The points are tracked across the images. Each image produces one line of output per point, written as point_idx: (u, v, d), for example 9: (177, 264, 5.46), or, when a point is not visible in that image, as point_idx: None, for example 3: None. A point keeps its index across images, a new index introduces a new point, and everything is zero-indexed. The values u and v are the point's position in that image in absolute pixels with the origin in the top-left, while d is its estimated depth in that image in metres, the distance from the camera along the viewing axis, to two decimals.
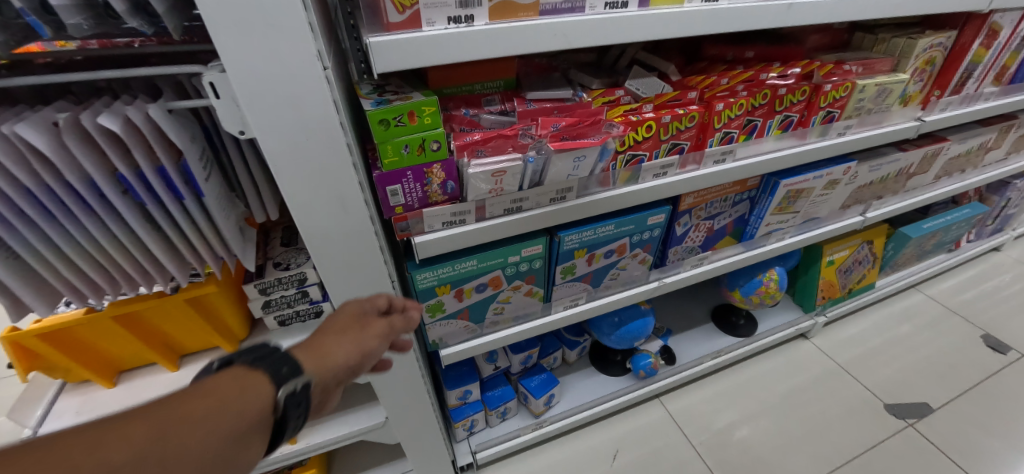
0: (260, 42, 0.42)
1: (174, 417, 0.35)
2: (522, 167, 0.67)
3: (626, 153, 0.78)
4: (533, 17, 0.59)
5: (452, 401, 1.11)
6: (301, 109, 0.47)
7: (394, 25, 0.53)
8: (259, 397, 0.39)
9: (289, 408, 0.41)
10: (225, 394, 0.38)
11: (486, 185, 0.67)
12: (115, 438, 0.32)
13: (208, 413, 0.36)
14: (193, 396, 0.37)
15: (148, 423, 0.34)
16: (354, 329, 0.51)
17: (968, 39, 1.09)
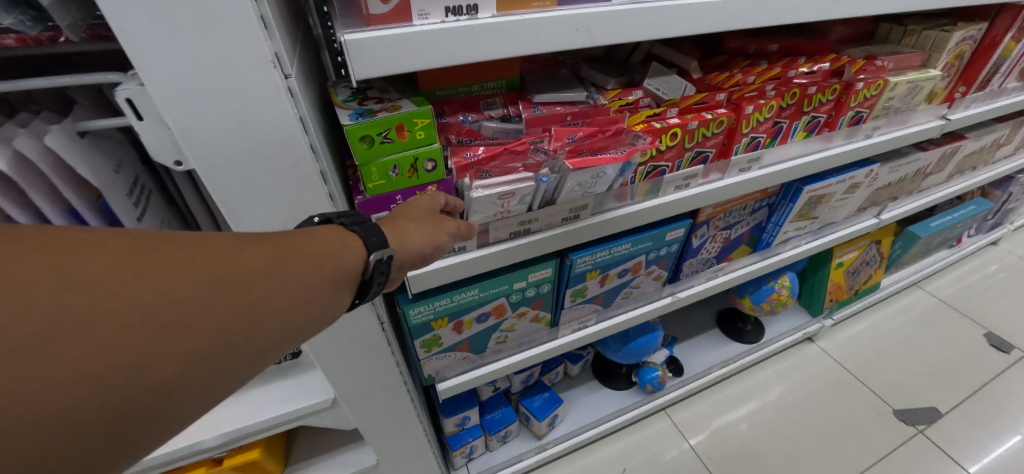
0: (191, 46, 0.31)
1: (284, 254, 0.34)
2: (532, 188, 0.57)
3: (647, 164, 0.68)
4: (549, 7, 0.48)
5: (449, 429, 1.02)
6: (255, 132, 0.37)
7: (376, 17, 0.41)
8: (353, 257, 0.39)
9: (376, 274, 0.41)
10: (325, 243, 0.38)
11: (491, 209, 0.57)
12: (236, 255, 0.31)
13: (311, 255, 0.36)
14: (296, 239, 0.36)
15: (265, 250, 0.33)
16: (428, 218, 0.49)
17: (998, 32, 1.02)
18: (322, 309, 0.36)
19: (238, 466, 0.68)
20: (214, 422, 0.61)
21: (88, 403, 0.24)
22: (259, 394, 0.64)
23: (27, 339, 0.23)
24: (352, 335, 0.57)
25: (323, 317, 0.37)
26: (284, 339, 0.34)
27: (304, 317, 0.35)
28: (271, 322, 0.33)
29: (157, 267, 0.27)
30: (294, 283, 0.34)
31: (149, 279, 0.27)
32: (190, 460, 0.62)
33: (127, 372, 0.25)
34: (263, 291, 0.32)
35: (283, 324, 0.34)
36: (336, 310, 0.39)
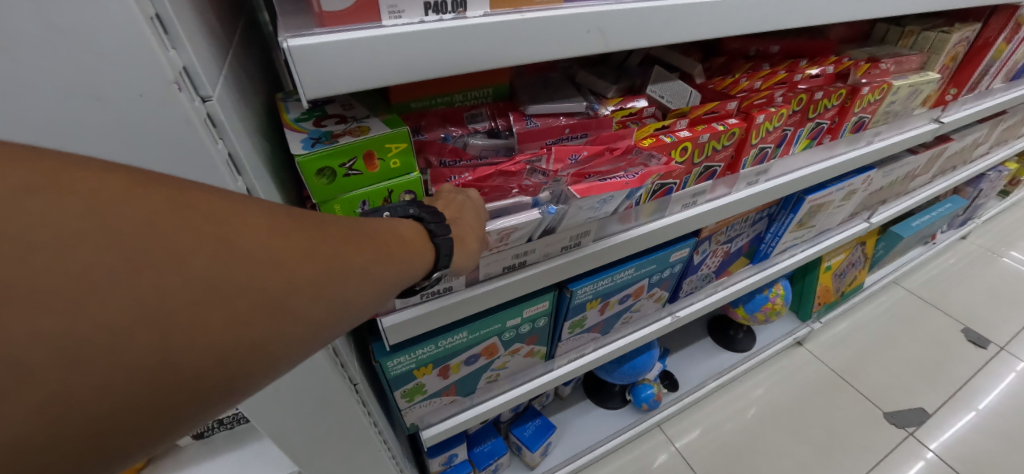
0: (48, 61, 0.21)
1: (380, 251, 0.30)
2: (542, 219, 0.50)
3: (655, 183, 0.60)
4: (554, 5, 0.39)
5: (434, 469, 0.92)
6: (160, 176, 0.27)
7: (332, 17, 0.32)
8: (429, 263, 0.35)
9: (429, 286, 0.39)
10: (411, 245, 0.33)
11: (490, 245, 0.50)
12: (341, 247, 0.27)
13: (401, 255, 0.32)
14: (384, 232, 0.32)
15: (364, 242, 0.29)
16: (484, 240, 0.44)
17: (992, 34, 0.99)
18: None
19: None
20: None
21: (172, 396, 0.20)
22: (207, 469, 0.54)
23: (145, 322, 0.19)
24: (318, 402, 0.47)
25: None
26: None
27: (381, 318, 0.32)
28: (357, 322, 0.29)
29: (276, 252, 0.24)
30: (384, 289, 0.30)
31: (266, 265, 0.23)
32: None
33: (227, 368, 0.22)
34: (361, 294, 0.28)
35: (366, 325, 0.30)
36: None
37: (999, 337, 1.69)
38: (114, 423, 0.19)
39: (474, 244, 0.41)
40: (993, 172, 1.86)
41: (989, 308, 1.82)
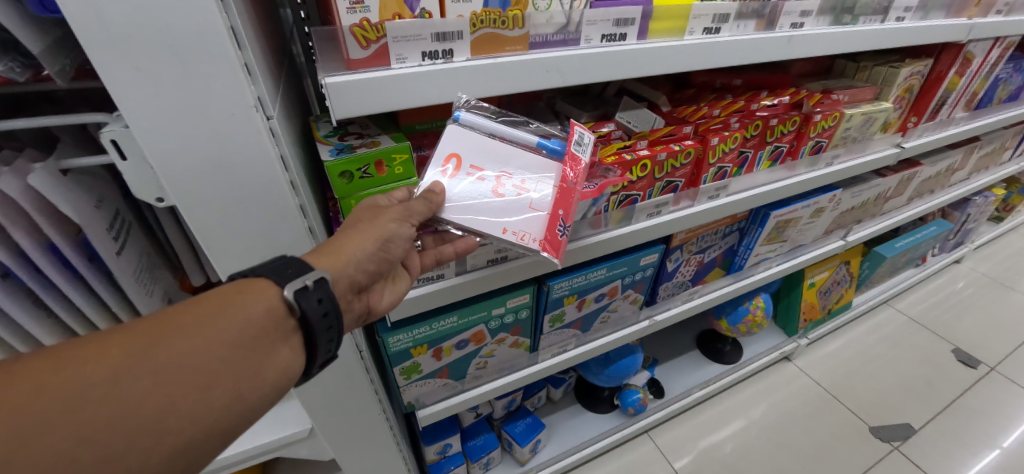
0: (179, 93, 0.34)
1: (174, 337, 0.34)
2: (471, 123, 0.55)
3: (619, 193, 0.71)
4: (521, 51, 0.51)
5: (430, 457, 1.01)
6: (235, 170, 0.38)
7: (356, 62, 0.44)
8: (260, 298, 0.38)
9: (308, 307, 0.39)
10: (256, 299, 0.38)
11: (479, 186, 0.54)
12: (174, 350, 0.34)
13: (223, 320, 0.36)
14: (231, 300, 0.37)
15: (173, 334, 0.34)
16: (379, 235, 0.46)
17: (943, 68, 1.10)
18: (257, 371, 0.37)
19: None
20: None
21: None
22: None
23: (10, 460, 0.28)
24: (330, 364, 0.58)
25: (264, 373, 0.38)
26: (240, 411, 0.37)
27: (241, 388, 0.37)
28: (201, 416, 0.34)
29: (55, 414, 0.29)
30: (201, 372, 0.34)
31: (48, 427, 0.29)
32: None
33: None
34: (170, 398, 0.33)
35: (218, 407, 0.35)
36: (278, 365, 0.39)
37: (989, 358, 1.72)
38: None
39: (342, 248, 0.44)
40: (979, 197, 1.93)
41: (980, 329, 1.85)
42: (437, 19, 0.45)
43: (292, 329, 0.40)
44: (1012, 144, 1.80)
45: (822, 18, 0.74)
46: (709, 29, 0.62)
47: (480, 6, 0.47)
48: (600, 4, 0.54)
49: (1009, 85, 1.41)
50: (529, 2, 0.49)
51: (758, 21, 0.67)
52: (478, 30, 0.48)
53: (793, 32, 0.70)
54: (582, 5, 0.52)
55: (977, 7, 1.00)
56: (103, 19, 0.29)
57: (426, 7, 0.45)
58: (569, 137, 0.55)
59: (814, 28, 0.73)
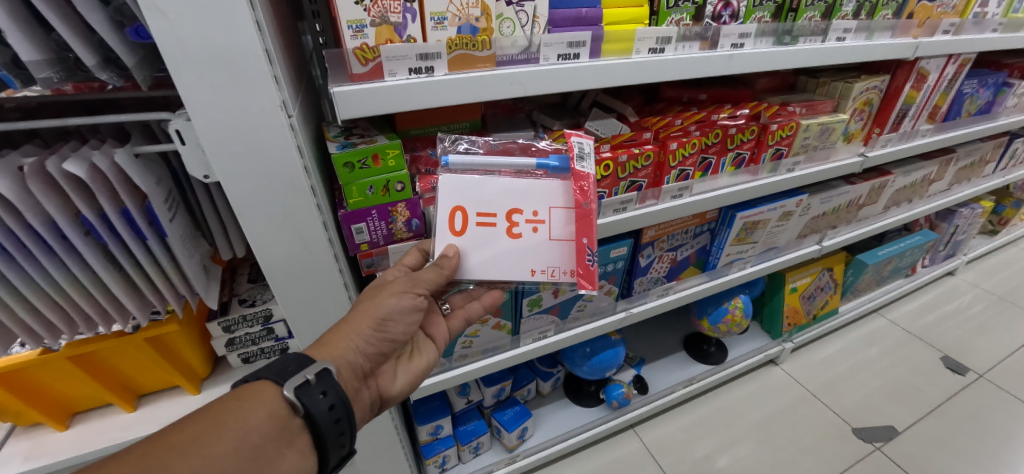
0: (227, 96, 0.46)
1: (192, 448, 0.43)
2: (469, 170, 0.64)
3: None
4: (490, 68, 0.63)
5: (423, 438, 1.09)
6: (265, 154, 0.51)
7: (357, 75, 0.56)
8: (267, 401, 0.49)
9: (312, 399, 0.50)
10: (255, 402, 0.49)
11: (493, 235, 0.65)
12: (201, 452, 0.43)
13: (235, 422, 0.46)
14: (234, 408, 0.47)
15: (197, 439, 0.44)
16: (377, 316, 0.60)
17: (900, 82, 1.19)
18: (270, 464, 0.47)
19: (150, 337, 0.66)
20: None
21: None
22: None
23: None
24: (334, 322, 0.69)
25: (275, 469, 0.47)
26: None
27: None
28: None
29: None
30: None
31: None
32: None
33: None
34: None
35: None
36: (286, 467, 0.48)
37: (978, 365, 1.74)
38: None
39: (341, 345, 0.58)
40: (966, 208, 1.98)
41: (971, 337, 1.88)
42: (420, 43, 0.58)
43: (298, 429, 0.50)
44: (993, 157, 1.86)
45: (763, 39, 0.86)
46: (654, 49, 0.74)
47: (455, 33, 0.59)
48: (556, 30, 0.66)
49: (977, 99, 1.50)
50: (495, 29, 0.61)
51: (702, 42, 0.78)
52: (453, 51, 0.60)
53: (733, 51, 0.81)
54: (540, 31, 0.64)
55: (921, 28, 1.11)
56: (178, 42, 0.42)
57: (412, 33, 0.57)
58: (570, 152, 0.63)
59: (754, 47, 0.84)
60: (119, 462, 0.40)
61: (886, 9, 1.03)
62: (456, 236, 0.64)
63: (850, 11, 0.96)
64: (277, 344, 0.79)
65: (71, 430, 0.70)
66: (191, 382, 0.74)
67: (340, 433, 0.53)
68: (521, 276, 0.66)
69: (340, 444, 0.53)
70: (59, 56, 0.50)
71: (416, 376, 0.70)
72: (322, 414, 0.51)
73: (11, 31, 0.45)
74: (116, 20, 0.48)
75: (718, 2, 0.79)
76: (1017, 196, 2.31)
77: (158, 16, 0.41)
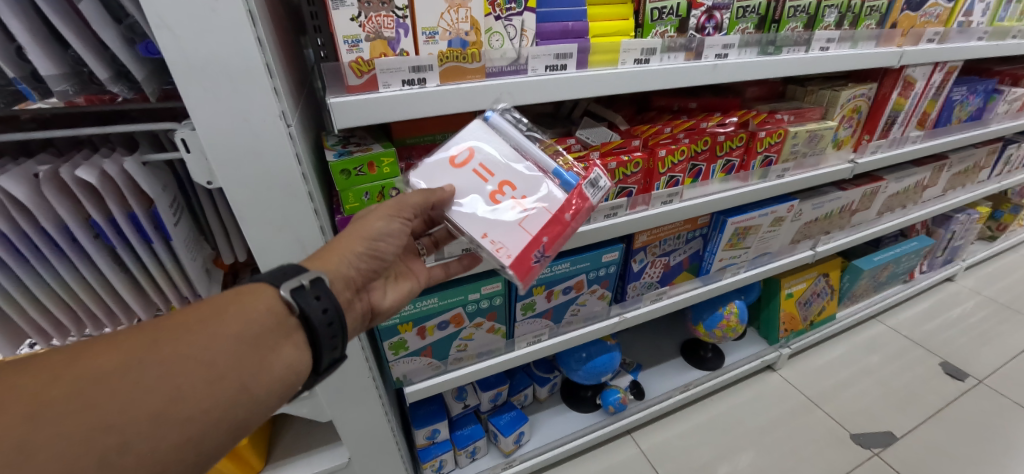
0: (229, 107, 0.49)
1: (189, 329, 0.42)
2: (498, 130, 0.64)
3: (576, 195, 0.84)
4: (480, 79, 0.66)
5: (419, 442, 1.11)
6: (265, 161, 0.53)
7: (352, 87, 0.60)
8: (264, 299, 0.48)
9: (306, 303, 0.49)
10: (251, 296, 0.48)
11: (478, 189, 0.61)
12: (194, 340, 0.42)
13: (231, 311, 0.45)
14: (230, 299, 0.47)
15: (192, 322, 0.43)
16: (366, 235, 0.58)
17: (887, 90, 1.22)
18: (264, 363, 0.45)
19: None
20: None
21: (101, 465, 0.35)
22: None
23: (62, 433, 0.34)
24: None
25: (272, 365, 0.46)
26: (251, 399, 0.44)
27: (250, 380, 0.44)
28: (216, 399, 0.41)
29: (87, 395, 0.36)
30: (210, 359, 0.42)
31: (83, 402, 0.36)
32: None
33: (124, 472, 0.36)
34: (186, 380, 0.40)
35: (230, 394, 0.42)
36: (284, 359, 0.47)
37: (977, 371, 1.74)
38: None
39: (335, 258, 0.56)
40: (962, 214, 2.00)
41: (970, 343, 1.88)
42: (413, 56, 0.61)
43: (294, 329, 0.49)
44: (987, 163, 1.88)
45: (747, 50, 0.89)
46: (639, 60, 0.76)
47: (446, 47, 0.63)
48: (543, 42, 0.69)
49: (967, 106, 1.52)
50: (484, 42, 0.64)
51: (686, 52, 0.81)
52: (444, 63, 0.63)
53: (717, 61, 0.83)
54: (527, 44, 0.67)
55: (905, 37, 1.13)
56: (185, 56, 0.45)
57: (405, 47, 0.61)
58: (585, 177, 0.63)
59: (738, 57, 0.87)
60: (113, 339, 0.39)
61: (869, 19, 1.06)
62: (446, 164, 0.63)
63: (833, 21, 0.99)
64: None
65: None
66: None
67: (335, 337, 0.52)
68: (471, 230, 0.60)
69: (334, 349, 0.52)
70: (74, 70, 0.54)
71: (407, 293, 0.69)
72: (318, 317, 0.50)
73: (30, 47, 0.49)
74: (128, 37, 0.52)
75: (701, 15, 0.82)
76: (1015, 202, 2.31)
77: (166, 32, 0.44)
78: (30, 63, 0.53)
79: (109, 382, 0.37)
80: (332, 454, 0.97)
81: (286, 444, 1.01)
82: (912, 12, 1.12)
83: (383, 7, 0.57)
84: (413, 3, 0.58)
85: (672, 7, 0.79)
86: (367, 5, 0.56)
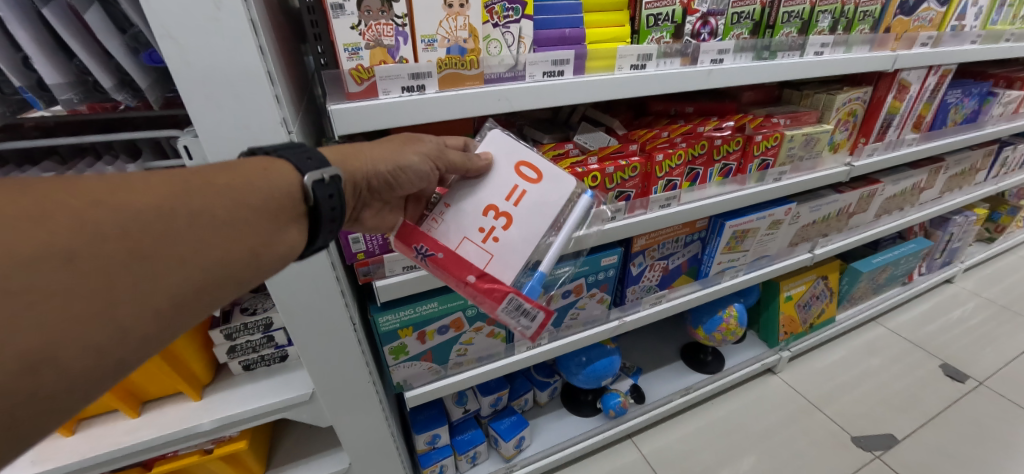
0: (231, 116, 0.50)
1: (208, 189, 0.39)
2: (564, 199, 0.57)
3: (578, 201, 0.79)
4: (478, 85, 0.66)
5: (420, 447, 1.10)
6: None
7: (352, 94, 0.60)
8: (285, 177, 0.45)
9: (321, 197, 0.47)
10: (267, 171, 0.45)
11: (486, 198, 0.58)
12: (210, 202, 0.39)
13: (247, 183, 0.42)
14: (246, 169, 0.44)
15: (210, 183, 0.40)
16: (398, 163, 0.56)
17: (882, 93, 1.23)
18: (273, 239, 0.43)
19: None
20: (209, 411, 0.76)
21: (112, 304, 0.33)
22: (250, 389, 0.79)
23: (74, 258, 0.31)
24: (332, 330, 0.72)
25: (283, 243, 0.44)
26: (258, 269, 0.42)
27: (262, 249, 0.42)
28: (230, 261, 0.39)
29: (107, 229, 0.32)
30: (227, 221, 0.39)
31: (102, 236, 0.32)
32: (186, 444, 0.76)
33: (128, 310, 0.33)
34: (206, 234, 0.38)
35: (242, 257, 0.40)
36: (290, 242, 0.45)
37: (977, 372, 1.74)
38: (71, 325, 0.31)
39: (360, 163, 0.54)
40: (960, 216, 2.01)
41: (969, 344, 1.88)
42: (412, 63, 0.62)
43: (305, 214, 0.47)
44: (983, 165, 1.89)
45: (742, 55, 0.90)
46: (636, 66, 0.77)
47: (444, 54, 0.63)
48: (541, 49, 0.70)
49: (962, 108, 1.53)
50: (482, 49, 0.65)
51: (682, 58, 0.82)
52: (443, 70, 0.64)
53: (712, 66, 0.84)
54: (525, 50, 0.68)
55: (899, 41, 1.15)
56: (187, 65, 0.46)
57: (404, 55, 0.62)
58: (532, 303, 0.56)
59: (733, 62, 0.88)
60: (133, 180, 0.36)
61: (862, 24, 1.07)
62: (512, 164, 0.59)
63: (826, 26, 1.00)
64: (276, 352, 0.82)
65: (77, 437, 0.73)
66: (195, 390, 0.77)
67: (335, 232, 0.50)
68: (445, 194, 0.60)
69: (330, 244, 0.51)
70: (78, 79, 0.55)
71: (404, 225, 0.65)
72: (325, 210, 0.47)
73: (36, 57, 0.50)
74: (131, 47, 0.53)
75: (696, 20, 0.83)
76: (1011, 204, 2.32)
77: (170, 42, 0.45)
78: (35, 73, 0.54)
79: (133, 219, 0.34)
80: (333, 459, 0.97)
81: (286, 450, 1.01)
82: (905, 16, 1.14)
83: (382, 15, 0.58)
84: (413, 10, 0.59)
85: (667, 13, 0.80)
86: (367, 14, 0.57)
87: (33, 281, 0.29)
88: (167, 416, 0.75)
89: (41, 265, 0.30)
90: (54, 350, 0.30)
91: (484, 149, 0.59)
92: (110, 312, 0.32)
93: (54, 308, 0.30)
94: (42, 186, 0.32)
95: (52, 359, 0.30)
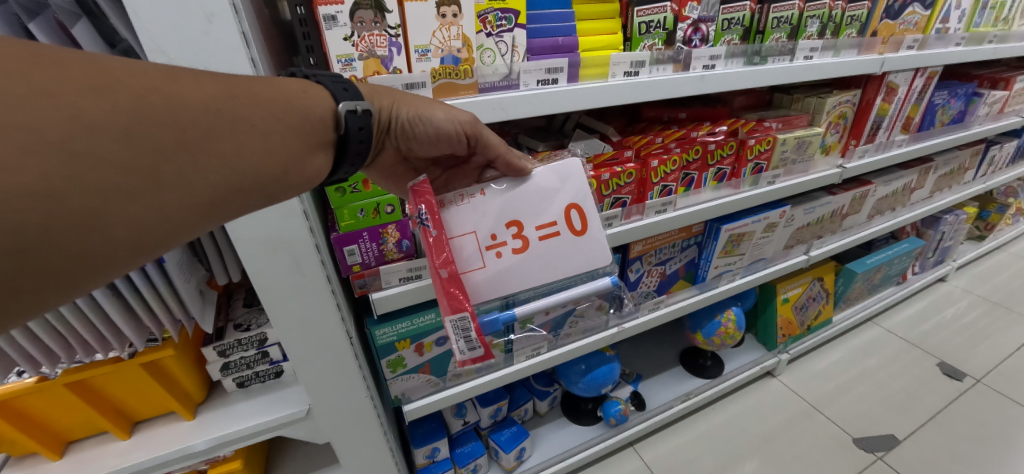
0: None
1: (256, 99, 0.40)
2: (584, 266, 0.58)
3: (610, 196, 0.89)
4: (472, 95, 0.66)
5: (420, 461, 1.08)
6: None
7: None
8: (321, 104, 0.47)
9: (352, 128, 0.48)
10: (312, 94, 0.47)
11: (520, 215, 0.54)
12: (257, 112, 0.40)
13: (292, 100, 0.44)
14: (294, 88, 0.45)
15: (260, 94, 0.41)
16: (421, 112, 0.56)
17: (871, 96, 1.25)
18: (304, 160, 0.45)
19: (147, 362, 0.69)
20: (203, 430, 0.74)
21: (152, 181, 0.33)
22: (244, 406, 0.77)
23: (131, 130, 0.32)
24: (327, 343, 0.71)
25: (308, 167, 0.45)
26: (283, 187, 0.43)
27: (291, 169, 0.43)
28: (262, 172, 0.40)
29: (165, 115, 0.33)
30: (266, 131, 0.41)
31: (159, 119, 0.33)
32: (180, 465, 0.74)
33: (174, 193, 0.34)
34: (244, 140, 0.39)
35: (275, 172, 0.41)
36: (315, 167, 0.46)
37: (974, 371, 1.74)
38: (117, 193, 0.31)
39: (385, 100, 0.54)
40: (950, 215, 2.03)
41: (963, 341, 1.89)
42: (406, 74, 0.62)
43: (329, 143, 0.48)
44: (972, 164, 1.91)
45: (734, 60, 0.91)
46: (628, 73, 0.78)
47: (438, 64, 0.63)
48: (534, 58, 0.70)
49: (950, 109, 1.55)
50: (475, 58, 0.65)
51: (675, 64, 0.83)
52: (437, 80, 0.63)
53: (704, 72, 0.85)
54: (518, 59, 0.68)
55: (886, 44, 1.16)
56: None
57: (398, 65, 0.62)
58: (484, 345, 0.52)
59: (725, 68, 0.89)
60: (190, 75, 0.37)
61: (849, 28, 1.09)
62: (566, 203, 0.56)
63: (815, 31, 1.02)
64: (270, 369, 0.80)
65: (64, 460, 0.71)
66: (188, 409, 0.76)
67: (359, 154, 0.51)
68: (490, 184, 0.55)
69: (349, 171, 0.53)
70: None
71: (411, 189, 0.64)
72: (353, 133, 0.49)
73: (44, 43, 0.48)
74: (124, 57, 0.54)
75: (687, 27, 0.84)
76: (1000, 202, 2.37)
77: (159, 56, 0.45)
78: None
79: (187, 109, 0.35)
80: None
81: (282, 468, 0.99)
82: (891, 20, 1.15)
83: (376, 26, 0.58)
84: (405, 20, 0.59)
85: (659, 20, 0.81)
86: (361, 25, 0.57)
87: (93, 147, 0.30)
88: (159, 436, 0.74)
89: (103, 137, 0.31)
90: (101, 220, 0.31)
91: (541, 171, 0.56)
92: (156, 190, 0.33)
93: (108, 176, 0.31)
94: (108, 62, 0.32)
95: (101, 229, 0.31)
